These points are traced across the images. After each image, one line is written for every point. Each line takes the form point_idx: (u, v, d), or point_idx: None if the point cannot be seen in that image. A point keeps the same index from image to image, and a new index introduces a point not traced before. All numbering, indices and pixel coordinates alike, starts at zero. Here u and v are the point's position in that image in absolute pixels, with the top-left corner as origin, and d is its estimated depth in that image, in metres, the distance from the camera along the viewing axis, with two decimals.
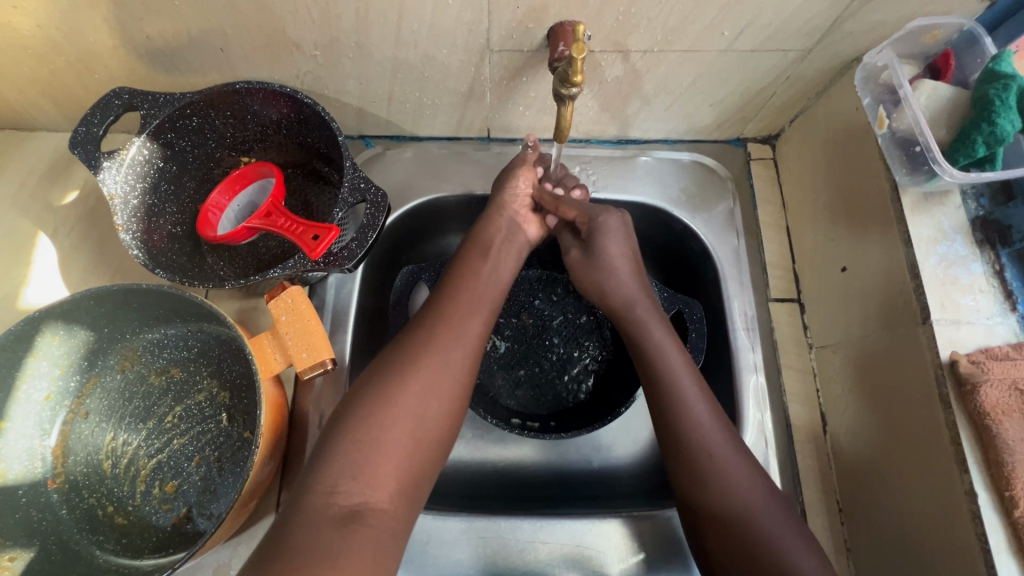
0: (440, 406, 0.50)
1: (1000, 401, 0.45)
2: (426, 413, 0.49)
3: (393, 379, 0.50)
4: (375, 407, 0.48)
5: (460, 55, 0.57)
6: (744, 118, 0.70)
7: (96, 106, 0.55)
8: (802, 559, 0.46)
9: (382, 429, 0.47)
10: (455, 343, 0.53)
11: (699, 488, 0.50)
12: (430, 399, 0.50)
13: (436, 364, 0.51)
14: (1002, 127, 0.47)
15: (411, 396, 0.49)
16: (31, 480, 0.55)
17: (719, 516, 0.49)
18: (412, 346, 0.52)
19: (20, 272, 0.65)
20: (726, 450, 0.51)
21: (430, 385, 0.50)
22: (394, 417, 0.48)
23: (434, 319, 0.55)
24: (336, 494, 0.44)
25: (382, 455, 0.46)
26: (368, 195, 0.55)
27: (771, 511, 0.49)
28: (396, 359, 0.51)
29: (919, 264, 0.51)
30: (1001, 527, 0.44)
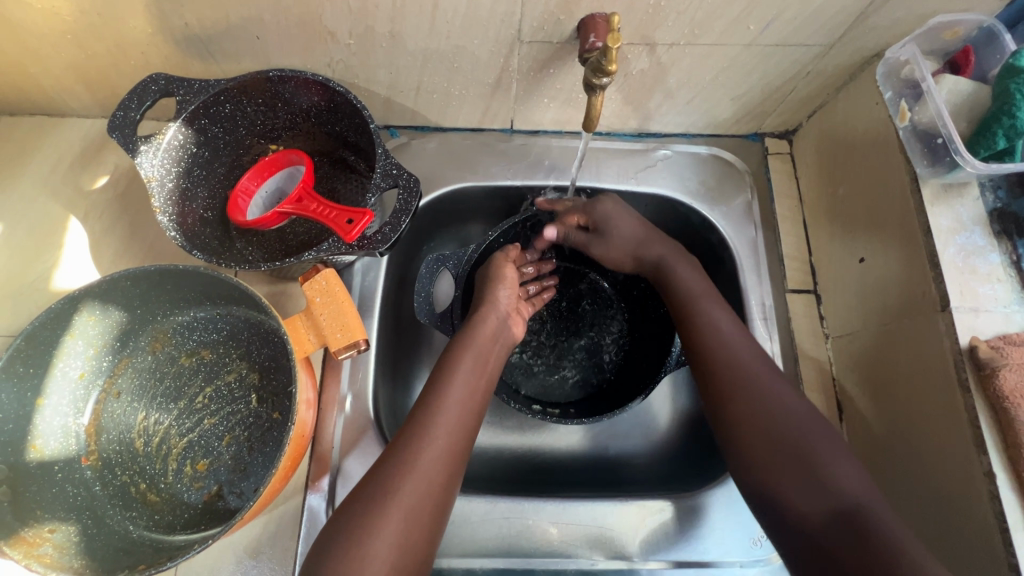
0: (421, 527, 0.48)
1: (1018, 385, 0.46)
2: (405, 536, 0.46)
3: (373, 508, 0.47)
4: (354, 538, 0.45)
5: (491, 46, 0.58)
6: (763, 113, 0.71)
7: (134, 91, 0.56)
8: (838, 470, 0.48)
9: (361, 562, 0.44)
10: (433, 463, 0.50)
11: (734, 405, 0.53)
12: (411, 526, 0.47)
13: (417, 487, 0.48)
14: (1021, 120, 0.48)
15: (392, 525, 0.46)
16: (65, 456, 0.57)
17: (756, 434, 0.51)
18: (392, 469, 0.49)
19: (51, 255, 0.66)
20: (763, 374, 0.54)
21: (412, 509, 0.48)
22: (375, 545, 0.45)
23: (410, 435, 0.51)
24: None
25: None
26: (400, 181, 0.57)
27: (809, 424, 0.51)
28: (377, 482, 0.49)
29: (939, 253, 0.52)
30: (1019, 506, 0.45)
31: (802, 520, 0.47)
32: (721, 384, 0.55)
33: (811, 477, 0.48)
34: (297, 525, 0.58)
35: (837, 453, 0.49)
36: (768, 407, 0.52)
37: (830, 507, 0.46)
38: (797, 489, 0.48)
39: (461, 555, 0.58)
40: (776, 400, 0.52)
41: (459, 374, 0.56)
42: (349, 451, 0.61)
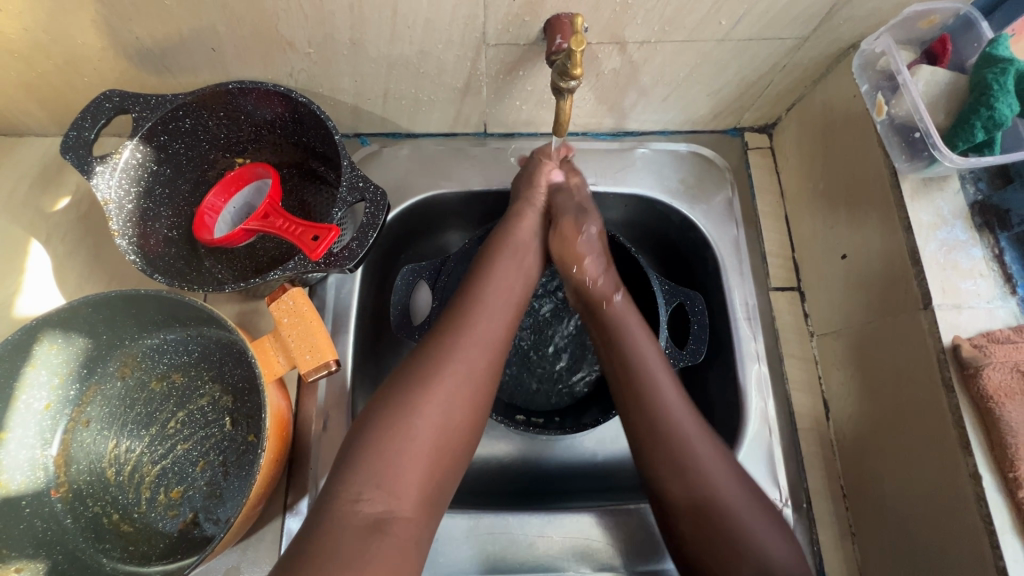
0: (464, 419, 0.48)
1: (1001, 383, 0.45)
2: (454, 427, 0.48)
3: (413, 391, 0.48)
4: (395, 420, 0.46)
5: (456, 50, 0.56)
6: (741, 108, 0.70)
7: (87, 110, 0.54)
8: (768, 540, 0.47)
9: (406, 444, 0.45)
10: (473, 360, 0.50)
11: (671, 471, 0.49)
12: (451, 410, 0.48)
13: (460, 373, 0.49)
14: (1000, 111, 0.47)
15: (433, 405, 0.47)
16: (34, 490, 0.55)
17: (691, 511, 0.48)
18: (433, 357, 0.50)
19: (13, 281, 0.64)
20: (697, 432, 0.51)
21: (454, 399, 0.48)
22: (417, 427, 0.46)
23: (454, 325, 0.52)
24: (360, 502, 0.43)
25: (405, 473, 0.45)
26: (367, 194, 0.55)
27: (744, 502, 0.48)
28: (413, 373, 0.49)
29: (920, 250, 0.51)
30: (1006, 507, 0.44)
31: None
32: (655, 451, 0.50)
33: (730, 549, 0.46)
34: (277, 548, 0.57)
35: (758, 520, 0.48)
36: (703, 471, 0.49)
37: None
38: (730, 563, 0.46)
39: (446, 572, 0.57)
40: (713, 474, 0.49)
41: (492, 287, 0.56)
42: (327, 467, 0.60)
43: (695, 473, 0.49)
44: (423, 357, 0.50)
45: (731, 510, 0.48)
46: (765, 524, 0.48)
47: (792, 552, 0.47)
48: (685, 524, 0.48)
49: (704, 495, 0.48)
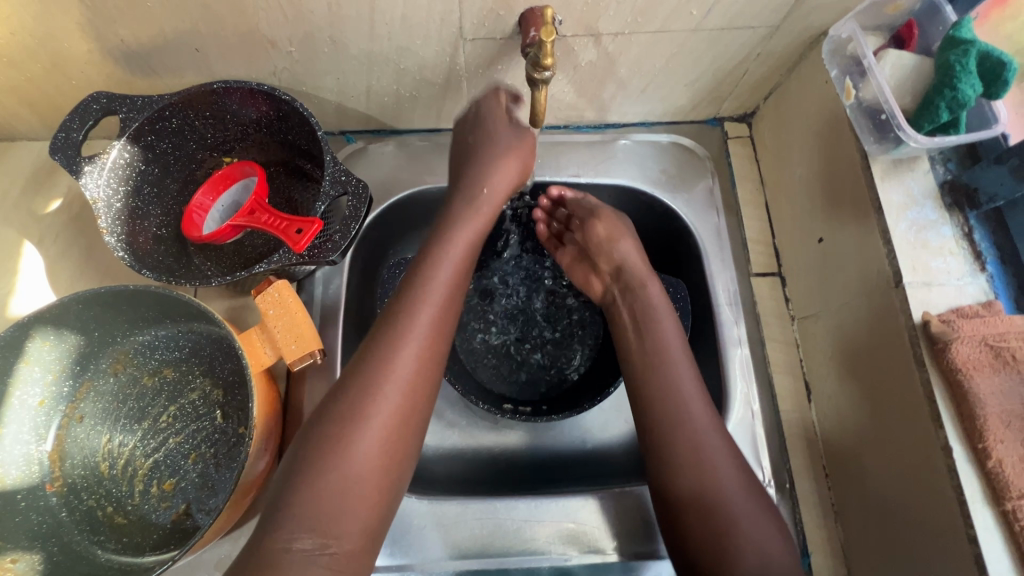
0: (397, 449, 0.48)
1: (970, 357, 0.45)
2: (389, 457, 0.48)
3: (342, 428, 0.47)
4: (326, 460, 0.46)
5: (434, 45, 0.57)
6: (719, 97, 0.71)
7: (75, 111, 0.56)
8: (759, 533, 0.49)
9: (341, 484, 0.45)
10: (403, 385, 0.49)
11: (682, 462, 0.52)
12: (387, 439, 0.48)
13: (393, 402, 0.48)
14: (964, 91, 0.48)
15: (369, 437, 0.47)
16: (29, 484, 0.56)
17: (699, 499, 0.50)
18: (360, 388, 0.48)
19: (6, 282, 0.65)
20: (710, 426, 0.53)
21: (385, 434, 0.48)
22: (350, 465, 0.46)
23: (383, 348, 0.50)
24: (294, 543, 0.43)
25: (342, 515, 0.45)
26: (349, 187, 0.56)
27: (742, 494, 0.51)
28: (340, 410, 0.48)
29: (890, 230, 0.52)
30: (976, 478, 0.45)
31: None
32: (675, 442, 0.53)
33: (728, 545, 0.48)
34: None
35: (758, 519, 0.49)
36: (714, 467, 0.51)
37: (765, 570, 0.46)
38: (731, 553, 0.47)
39: (434, 558, 0.58)
40: (721, 469, 0.51)
41: (425, 299, 0.53)
42: None
43: (707, 467, 0.51)
44: (348, 391, 0.48)
45: (732, 503, 0.50)
46: (761, 518, 0.50)
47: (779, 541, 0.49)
48: (692, 515, 0.50)
49: (706, 477, 0.51)
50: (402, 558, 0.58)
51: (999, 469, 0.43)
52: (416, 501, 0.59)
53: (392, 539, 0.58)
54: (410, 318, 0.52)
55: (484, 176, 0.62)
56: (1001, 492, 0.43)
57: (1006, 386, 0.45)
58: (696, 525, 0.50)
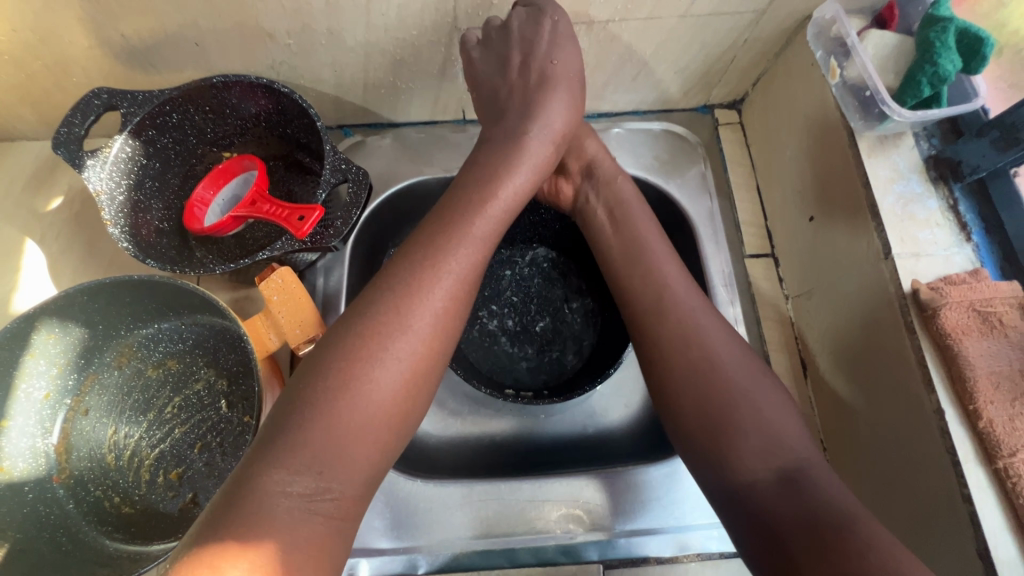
0: (415, 394, 0.44)
1: (958, 322, 0.47)
2: (405, 401, 0.43)
3: (362, 361, 0.41)
4: (342, 395, 0.40)
5: (429, 35, 0.59)
6: (709, 84, 0.73)
7: (76, 106, 0.56)
8: (778, 420, 0.46)
9: (355, 423, 0.40)
10: (433, 322, 0.45)
11: (674, 351, 0.51)
12: (410, 380, 0.43)
13: (423, 340, 0.44)
14: (944, 67, 0.49)
15: (392, 375, 0.42)
16: (36, 476, 0.56)
17: (696, 387, 0.48)
18: (389, 318, 0.43)
19: (9, 279, 0.66)
20: (699, 309, 0.53)
21: (409, 376, 0.43)
22: (370, 397, 0.41)
23: (415, 278, 0.45)
24: (291, 486, 0.37)
25: (349, 459, 0.39)
26: (349, 175, 0.57)
27: (747, 377, 0.49)
28: (360, 339, 0.42)
29: (878, 203, 0.53)
30: (969, 439, 0.46)
31: (748, 486, 0.44)
32: (659, 331, 0.52)
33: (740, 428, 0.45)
34: None
35: (777, 404, 0.47)
36: (708, 350, 0.50)
37: (774, 463, 0.44)
38: (736, 444, 0.45)
39: (441, 539, 0.58)
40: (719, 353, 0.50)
41: (468, 237, 0.49)
42: None
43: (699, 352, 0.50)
44: (378, 313, 0.43)
45: (731, 382, 0.48)
46: (780, 409, 0.47)
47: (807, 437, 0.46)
48: (687, 403, 0.48)
49: (698, 362, 0.49)
50: (408, 541, 0.58)
51: (990, 429, 0.44)
52: (422, 484, 0.60)
53: (399, 522, 0.58)
54: (449, 253, 0.47)
55: (534, 127, 0.56)
56: (993, 450, 0.44)
57: (994, 349, 0.46)
58: (693, 413, 0.48)
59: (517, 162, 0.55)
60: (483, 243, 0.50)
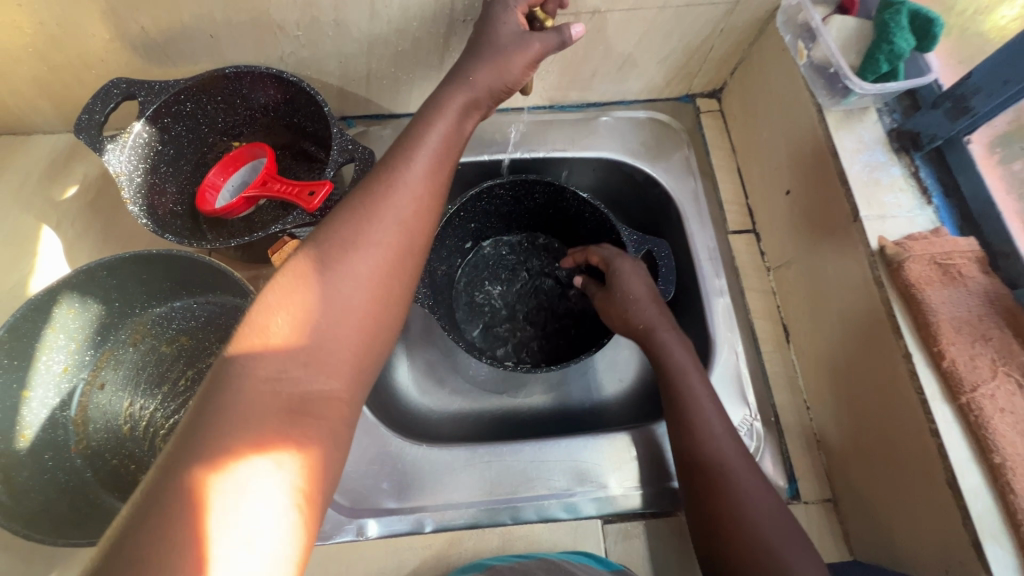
0: (393, 287, 0.43)
1: (921, 273, 0.51)
2: (383, 298, 0.42)
3: (332, 259, 0.41)
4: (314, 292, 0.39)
5: (429, 27, 0.63)
6: (690, 74, 0.78)
7: (97, 95, 0.59)
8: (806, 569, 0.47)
9: (333, 317, 0.39)
10: (403, 217, 0.44)
11: (715, 499, 0.52)
12: (384, 277, 0.42)
13: (393, 237, 0.43)
14: (898, 44, 0.54)
15: (364, 270, 0.41)
16: (54, 446, 0.58)
17: (734, 535, 0.50)
18: (353, 217, 0.43)
19: (27, 263, 0.69)
20: (739, 459, 0.54)
21: (382, 273, 0.42)
22: (343, 292, 0.40)
23: (379, 178, 0.45)
24: (282, 380, 0.36)
25: (334, 351, 0.39)
26: (356, 155, 0.61)
27: (781, 530, 0.50)
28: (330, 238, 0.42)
29: (847, 172, 0.58)
30: (935, 378, 0.50)
31: None
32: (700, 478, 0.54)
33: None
34: None
35: (803, 554, 0.48)
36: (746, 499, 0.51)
37: None
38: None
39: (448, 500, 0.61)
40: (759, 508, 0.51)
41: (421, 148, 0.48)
42: None
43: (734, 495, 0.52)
44: (334, 229, 0.42)
45: (767, 533, 0.49)
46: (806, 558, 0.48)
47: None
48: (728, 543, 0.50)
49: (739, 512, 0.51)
50: (415, 501, 0.60)
51: (953, 367, 0.48)
52: (427, 449, 0.63)
53: (407, 484, 0.61)
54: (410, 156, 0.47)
55: (481, 64, 0.53)
56: (956, 386, 0.48)
57: (955, 297, 0.50)
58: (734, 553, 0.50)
59: (476, 65, 0.52)
60: (441, 147, 0.49)
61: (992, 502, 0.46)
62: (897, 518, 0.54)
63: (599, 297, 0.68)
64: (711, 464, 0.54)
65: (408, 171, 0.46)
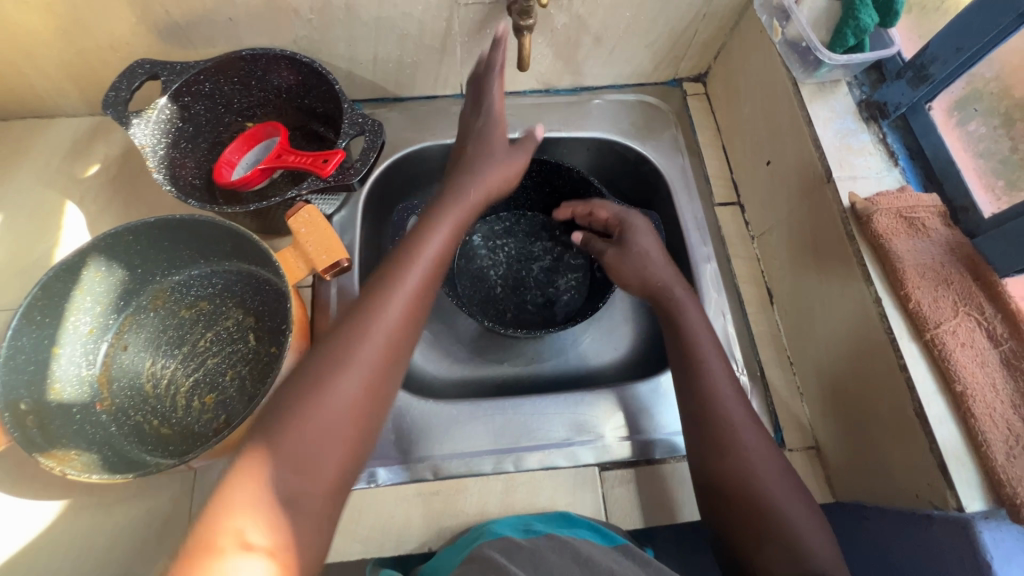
0: (376, 402, 0.47)
1: (888, 225, 0.56)
2: (372, 401, 0.46)
3: (332, 351, 0.46)
4: (309, 388, 0.44)
5: (433, 11, 0.68)
6: (676, 59, 0.83)
7: (123, 75, 0.64)
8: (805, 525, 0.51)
9: (323, 421, 0.43)
10: (392, 327, 0.48)
11: (723, 462, 0.55)
12: (372, 387, 0.46)
13: (387, 336, 0.48)
14: (863, 20, 0.59)
15: (357, 366, 0.46)
16: (82, 401, 0.62)
17: (743, 497, 0.53)
18: (355, 321, 0.48)
19: (51, 236, 0.72)
20: (744, 420, 0.57)
21: (374, 374, 0.47)
22: (334, 388, 0.45)
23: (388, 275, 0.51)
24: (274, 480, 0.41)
25: (318, 458, 0.42)
26: (366, 127, 0.65)
27: (784, 488, 0.53)
28: (327, 350, 0.47)
29: (820, 138, 0.63)
30: (902, 320, 0.54)
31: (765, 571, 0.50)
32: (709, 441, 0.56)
33: (776, 542, 0.50)
34: None
35: (802, 510, 0.52)
36: (752, 459, 0.55)
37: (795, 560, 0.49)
38: (765, 542, 0.51)
39: (454, 450, 0.64)
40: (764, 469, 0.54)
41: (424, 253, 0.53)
42: None
43: (743, 457, 0.55)
44: (336, 341, 0.47)
45: (772, 493, 0.53)
46: (807, 515, 0.52)
47: (825, 539, 0.50)
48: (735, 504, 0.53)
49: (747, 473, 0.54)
50: (423, 451, 0.64)
51: (918, 308, 0.53)
52: (433, 404, 0.67)
53: (413, 436, 0.65)
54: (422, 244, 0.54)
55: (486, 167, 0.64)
56: (921, 325, 0.53)
57: (919, 246, 0.55)
58: (741, 518, 0.53)
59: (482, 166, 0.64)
60: (434, 262, 0.54)
61: (955, 428, 0.50)
62: (871, 455, 0.58)
63: (613, 255, 0.71)
64: (723, 426, 0.56)
65: (409, 268, 0.52)
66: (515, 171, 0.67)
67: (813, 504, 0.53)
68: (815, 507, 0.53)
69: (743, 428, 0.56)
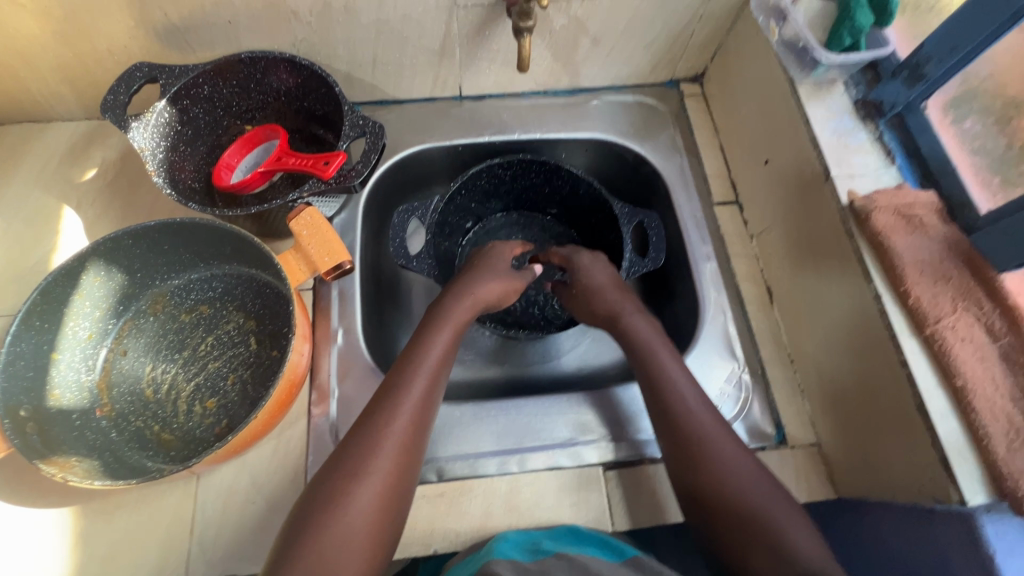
0: (393, 504, 0.50)
1: (887, 222, 0.56)
2: (385, 501, 0.50)
3: (343, 484, 0.49)
4: (324, 522, 0.47)
5: (432, 13, 0.68)
6: (673, 60, 0.83)
7: (121, 78, 0.63)
8: (794, 530, 0.49)
9: (343, 536, 0.47)
10: (402, 437, 0.53)
11: (699, 472, 0.54)
12: (386, 489, 0.50)
13: (398, 439, 0.52)
14: (859, 20, 0.60)
15: (372, 481, 0.50)
16: (82, 406, 0.61)
17: (723, 507, 0.52)
18: (365, 437, 0.52)
19: (49, 240, 0.72)
20: (715, 429, 0.57)
21: (389, 473, 0.51)
22: (347, 525, 0.47)
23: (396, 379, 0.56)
24: None
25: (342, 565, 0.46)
26: (367, 129, 0.65)
27: (765, 493, 0.52)
28: (344, 467, 0.50)
29: (818, 136, 0.63)
30: (902, 315, 0.55)
31: None
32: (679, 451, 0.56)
33: (767, 550, 0.48)
34: (303, 444, 0.63)
35: (787, 511, 0.50)
36: (725, 463, 0.54)
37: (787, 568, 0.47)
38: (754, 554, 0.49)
39: (457, 452, 0.64)
40: (741, 476, 0.53)
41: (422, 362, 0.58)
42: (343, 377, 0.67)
43: (713, 465, 0.54)
44: (348, 457, 0.51)
45: (751, 499, 0.52)
46: (790, 515, 0.50)
47: (815, 542, 0.48)
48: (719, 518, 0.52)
49: (720, 481, 0.53)
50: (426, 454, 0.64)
51: (918, 303, 0.53)
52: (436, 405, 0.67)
53: None
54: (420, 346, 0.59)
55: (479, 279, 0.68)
56: (921, 321, 0.53)
57: (919, 243, 0.56)
58: (729, 538, 0.51)
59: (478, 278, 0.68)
60: (436, 370, 0.58)
61: (956, 424, 0.50)
62: (873, 451, 0.59)
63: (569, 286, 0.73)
64: (691, 432, 0.57)
65: (410, 379, 0.56)
66: (513, 289, 0.70)
67: (797, 506, 0.52)
68: (798, 508, 0.52)
69: (713, 435, 0.56)
